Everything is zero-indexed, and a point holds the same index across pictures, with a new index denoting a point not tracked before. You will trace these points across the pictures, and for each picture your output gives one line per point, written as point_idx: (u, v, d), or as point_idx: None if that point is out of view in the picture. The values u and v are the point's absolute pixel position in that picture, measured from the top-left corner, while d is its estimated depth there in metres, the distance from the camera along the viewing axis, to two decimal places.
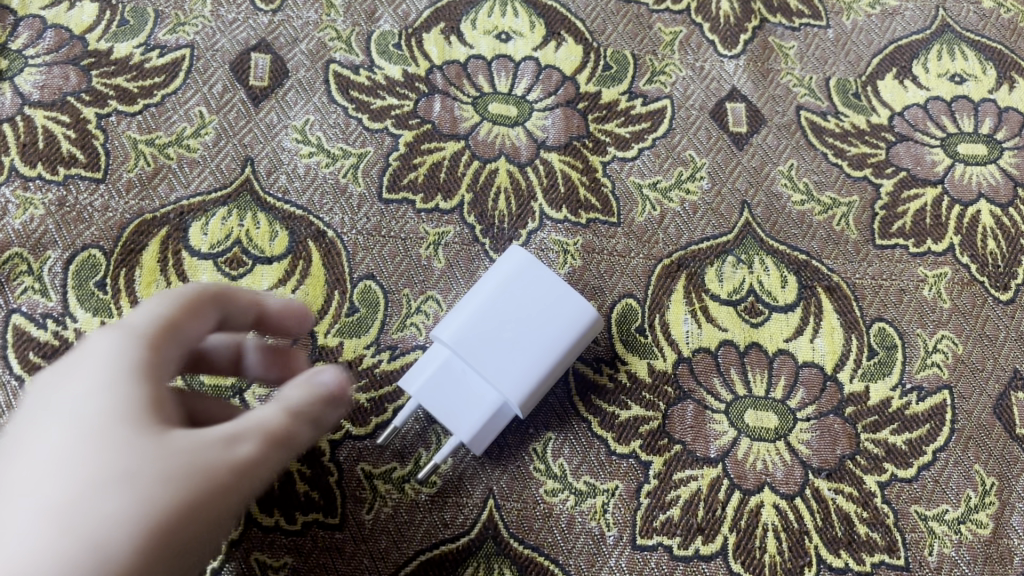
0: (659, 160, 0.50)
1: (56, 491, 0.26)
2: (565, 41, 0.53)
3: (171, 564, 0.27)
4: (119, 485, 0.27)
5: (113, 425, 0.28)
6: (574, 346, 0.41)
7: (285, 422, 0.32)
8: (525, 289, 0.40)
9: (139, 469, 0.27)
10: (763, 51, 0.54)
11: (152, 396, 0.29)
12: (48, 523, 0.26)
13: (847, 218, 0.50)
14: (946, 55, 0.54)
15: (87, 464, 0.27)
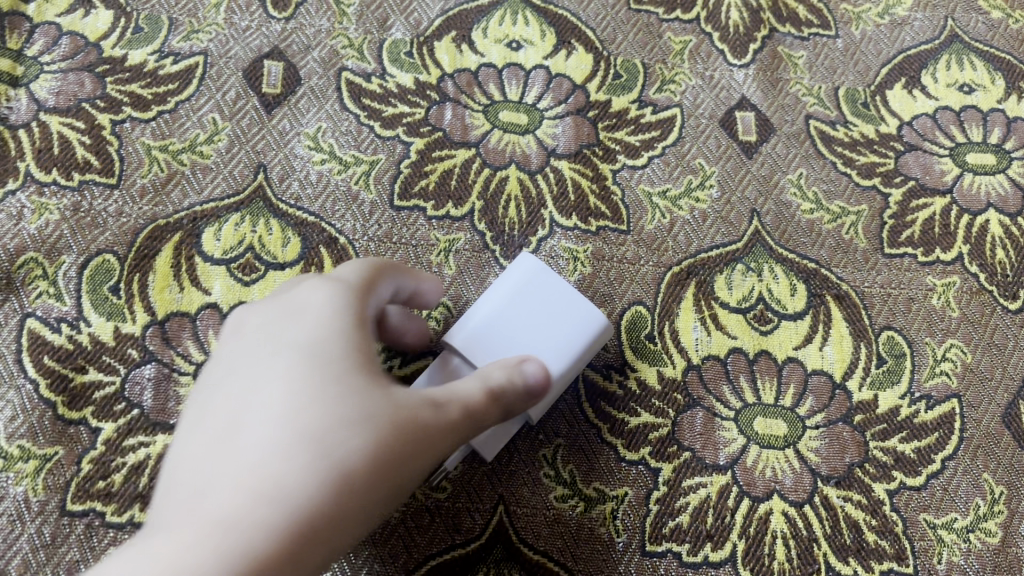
0: (669, 169, 0.51)
1: (303, 412, 0.31)
2: (576, 50, 0.54)
3: (386, 494, 0.32)
4: (356, 428, 0.31)
5: (340, 371, 0.32)
6: (585, 355, 0.41)
7: (489, 395, 0.36)
8: (537, 295, 0.41)
9: (368, 410, 0.32)
10: (772, 61, 0.54)
11: (364, 352, 0.33)
12: (297, 440, 0.30)
13: (856, 227, 0.50)
14: (955, 65, 0.55)
15: (327, 398, 0.31)
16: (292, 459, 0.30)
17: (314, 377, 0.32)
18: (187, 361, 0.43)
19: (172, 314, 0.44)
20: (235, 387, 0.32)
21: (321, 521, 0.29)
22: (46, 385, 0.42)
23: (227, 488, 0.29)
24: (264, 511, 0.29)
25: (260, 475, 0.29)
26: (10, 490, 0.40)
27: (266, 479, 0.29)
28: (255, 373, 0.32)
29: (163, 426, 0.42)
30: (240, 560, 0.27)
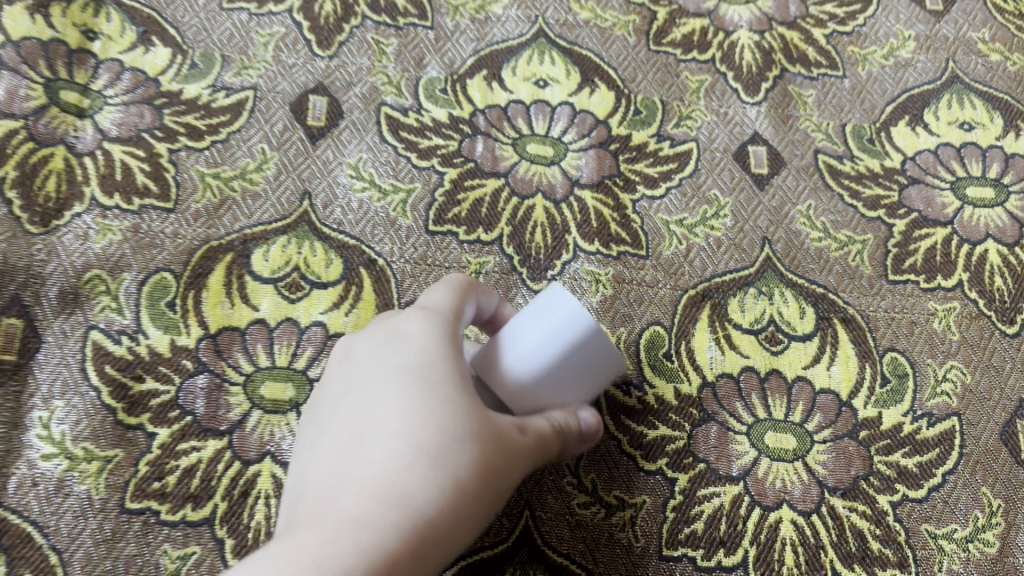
0: (685, 199, 0.54)
1: (419, 425, 0.35)
2: (598, 88, 0.57)
3: (487, 506, 0.36)
4: (465, 443, 0.35)
5: (447, 392, 0.37)
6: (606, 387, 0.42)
7: (557, 429, 0.40)
8: (568, 345, 0.39)
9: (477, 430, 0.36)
10: (783, 99, 0.58)
11: (464, 376, 0.38)
12: (414, 450, 0.35)
13: (862, 255, 0.53)
14: (956, 104, 0.58)
15: (439, 414, 0.35)
16: (410, 472, 0.34)
17: (428, 396, 0.36)
18: (237, 372, 0.47)
19: (224, 329, 0.48)
20: (356, 403, 0.37)
21: (433, 529, 0.34)
22: (108, 392, 0.46)
23: (354, 492, 0.34)
24: (390, 513, 0.33)
25: (382, 482, 0.34)
26: (75, 488, 0.44)
27: (389, 487, 0.34)
28: (372, 393, 0.37)
29: (214, 432, 0.45)
30: (372, 553, 0.32)
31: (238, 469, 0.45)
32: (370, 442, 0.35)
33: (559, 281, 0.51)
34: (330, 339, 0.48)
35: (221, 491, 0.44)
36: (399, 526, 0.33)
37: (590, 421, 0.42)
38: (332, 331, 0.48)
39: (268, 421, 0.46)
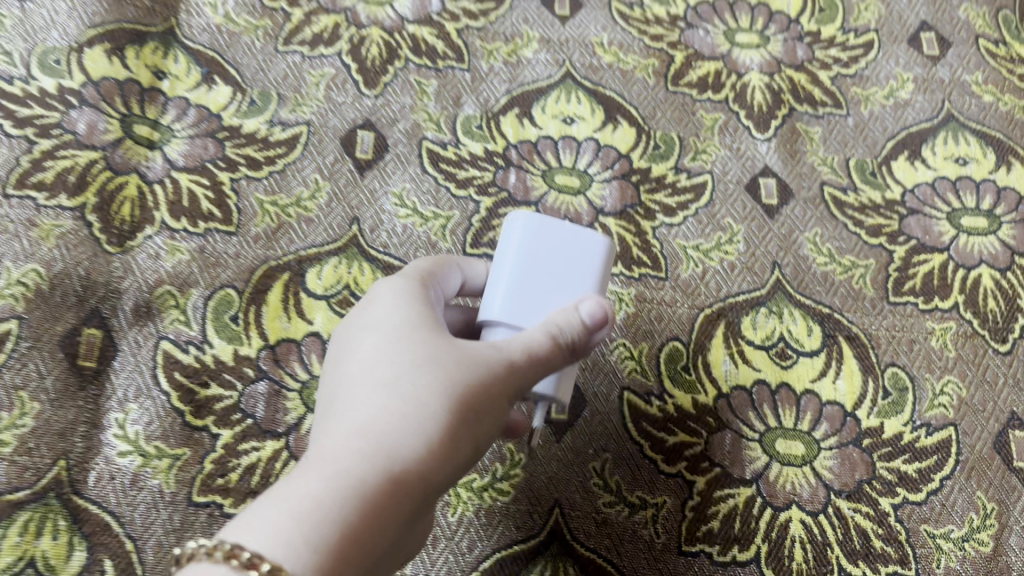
0: (701, 226, 0.59)
1: (382, 364, 0.36)
2: (621, 124, 0.62)
3: (473, 431, 0.36)
4: (429, 367, 0.35)
5: (415, 326, 0.37)
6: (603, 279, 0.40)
7: (558, 337, 0.36)
8: (547, 246, 0.38)
9: (449, 351, 0.36)
10: (791, 135, 0.62)
11: (427, 316, 0.38)
12: (380, 386, 0.35)
13: (865, 278, 0.58)
14: (952, 140, 0.62)
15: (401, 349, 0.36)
16: (375, 405, 0.34)
17: (392, 334, 0.37)
18: (293, 379, 0.51)
19: (282, 340, 0.52)
20: (334, 365, 0.38)
21: (406, 453, 0.33)
22: (176, 396, 0.50)
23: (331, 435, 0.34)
24: (364, 441, 0.33)
25: (353, 420, 0.34)
26: (148, 483, 0.48)
27: (355, 423, 0.34)
28: (343, 355, 0.38)
29: (272, 434, 0.50)
30: (348, 476, 0.32)
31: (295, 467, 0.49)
32: (341, 393, 0.36)
33: None
34: None
35: None
36: (367, 454, 0.33)
37: (592, 308, 0.37)
38: None
39: None
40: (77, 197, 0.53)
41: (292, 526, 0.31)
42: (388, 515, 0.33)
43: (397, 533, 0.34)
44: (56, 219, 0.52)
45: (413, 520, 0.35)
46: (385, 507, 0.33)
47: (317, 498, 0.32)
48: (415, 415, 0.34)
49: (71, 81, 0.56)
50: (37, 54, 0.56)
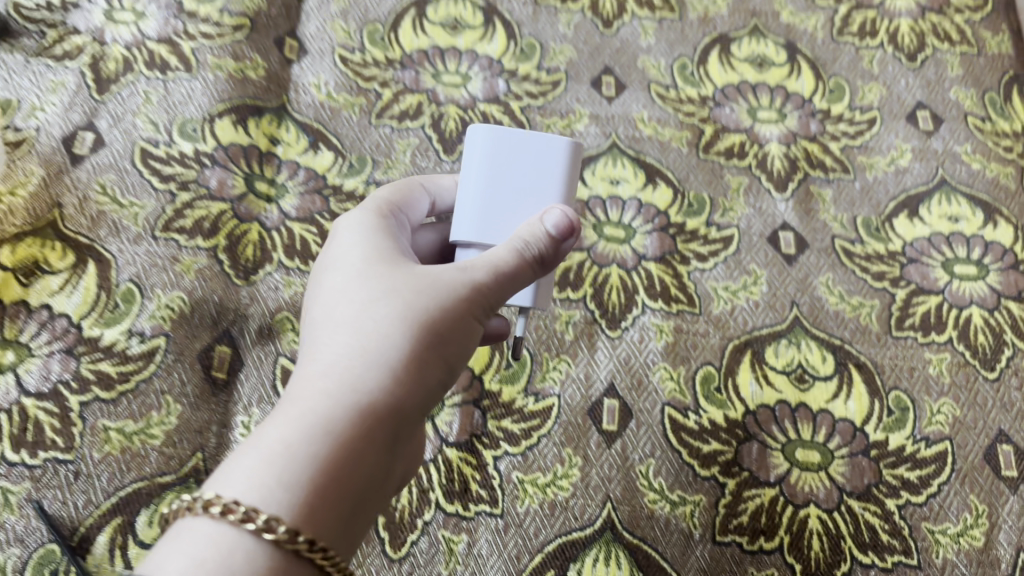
0: (729, 271, 0.69)
1: (343, 305, 0.37)
2: (659, 185, 0.72)
3: (444, 350, 0.37)
4: (388, 300, 0.37)
5: (375, 265, 0.39)
6: (572, 179, 0.44)
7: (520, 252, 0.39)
8: (508, 157, 0.42)
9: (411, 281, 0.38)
10: (806, 196, 0.72)
11: (385, 253, 0.40)
12: (343, 325, 0.36)
13: (871, 315, 0.67)
14: (945, 201, 0.73)
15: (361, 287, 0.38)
16: (340, 343, 0.36)
17: (353, 276, 0.38)
18: None
19: None
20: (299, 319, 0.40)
21: (371, 384, 0.35)
22: None
23: (302, 379, 0.36)
24: (330, 379, 0.35)
25: (319, 362, 0.36)
26: None
27: (321, 365, 0.35)
28: (309, 304, 0.39)
29: None
30: (316, 415, 0.34)
31: None
32: (307, 342, 0.38)
33: (631, 330, 0.66)
34: None
35: None
36: (335, 393, 0.34)
37: (557, 219, 0.40)
38: None
39: None
40: (210, 239, 0.64)
41: (265, 471, 0.32)
42: (362, 449, 0.34)
43: (376, 466, 0.35)
44: (194, 257, 0.63)
45: (394, 455, 0.36)
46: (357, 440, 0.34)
47: (289, 440, 0.33)
48: (379, 347, 0.35)
49: (204, 146, 0.68)
50: (177, 125, 0.68)
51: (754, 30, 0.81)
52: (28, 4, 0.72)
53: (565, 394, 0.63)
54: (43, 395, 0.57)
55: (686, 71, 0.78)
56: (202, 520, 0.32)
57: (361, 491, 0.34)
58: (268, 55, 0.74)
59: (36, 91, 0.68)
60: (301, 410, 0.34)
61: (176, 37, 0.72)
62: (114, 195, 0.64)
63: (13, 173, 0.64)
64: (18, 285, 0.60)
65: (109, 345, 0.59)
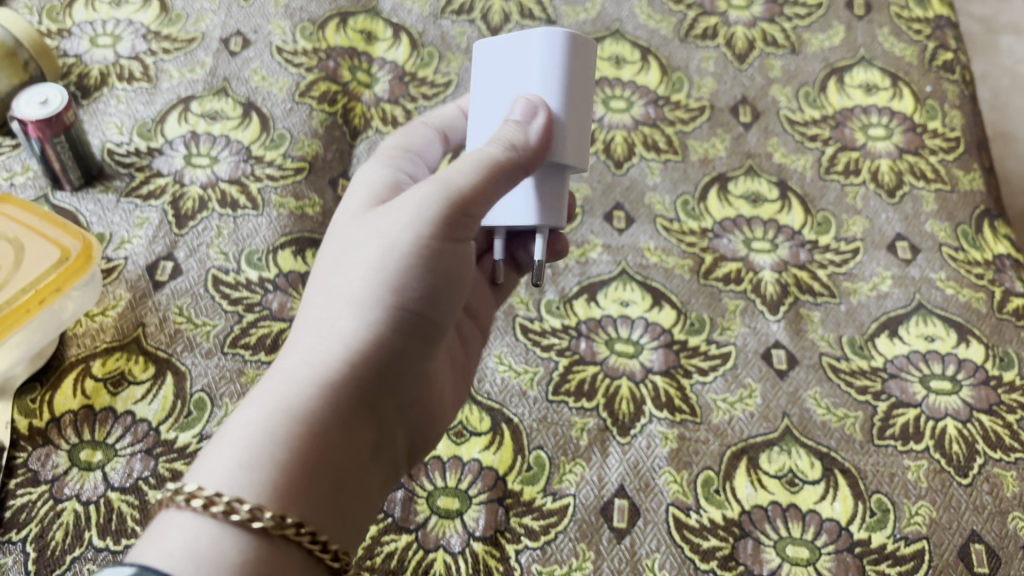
0: (727, 384, 0.77)
1: (321, 299, 0.50)
2: (665, 307, 0.81)
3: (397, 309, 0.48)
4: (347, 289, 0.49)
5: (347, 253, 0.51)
6: (562, 64, 0.51)
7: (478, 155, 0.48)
8: (499, 66, 0.53)
9: (370, 248, 0.49)
10: (796, 317, 0.81)
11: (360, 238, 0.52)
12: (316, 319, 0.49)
13: (855, 425, 0.75)
14: (922, 323, 0.81)
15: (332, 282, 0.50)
16: (311, 336, 0.49)
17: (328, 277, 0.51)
18: (422, 488, 0.69)
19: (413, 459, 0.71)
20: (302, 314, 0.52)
21: (328, 364, 0.47)
22: None
23: (286, 364, 0.48)
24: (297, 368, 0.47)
25: (297, 353, 0.48)
26: None
27: (299, 354, 0.48)
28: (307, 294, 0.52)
29: (406, 529, 0.67)
30: (281, 399, 0.46)
31: (422, 555, 0.66)
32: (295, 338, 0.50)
33: (640, 437, 0.74)
34: (483, 469, 0.71)
35: (411, 569, 0.65)
36: (298, 380, 0.47)
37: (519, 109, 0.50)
38: (485, 464, 0.71)
39: (442, 524, 0.68)
40: (271, 353, 0.73)
41: (236, 456, 0.44)
42: (320, 407, 0.46)
43: (341, 410, 0.47)
44: (257, 369, 0.72)
45: (363, 402, 0.48)
46: (313, 404, 0.46)
47: (254, 422, 0.45)
48: (337, 334, 0.48)
49: (268, 273, 0.78)
50: (245, 254, 0.79)
51: (749, 169, 0.91)
52: (121, 151, 0.85)
53: (580, 494, 0.70)
54: (125, 488, 0.65)
55: (688, 206, 0.88)
56: (187, 514, 0.42)
57: (332, 436, 0.46)
58: (323, 194, 0.85)
59: (126, 226, 0.80)
60: (271, 395, 0.46)
61: (245, 179, 0.83)
62: (189, 315, 0.75)
63: (105, 298, 0.75)
64: (107, 393, 0.70)
65: (182, 446, 0.68)
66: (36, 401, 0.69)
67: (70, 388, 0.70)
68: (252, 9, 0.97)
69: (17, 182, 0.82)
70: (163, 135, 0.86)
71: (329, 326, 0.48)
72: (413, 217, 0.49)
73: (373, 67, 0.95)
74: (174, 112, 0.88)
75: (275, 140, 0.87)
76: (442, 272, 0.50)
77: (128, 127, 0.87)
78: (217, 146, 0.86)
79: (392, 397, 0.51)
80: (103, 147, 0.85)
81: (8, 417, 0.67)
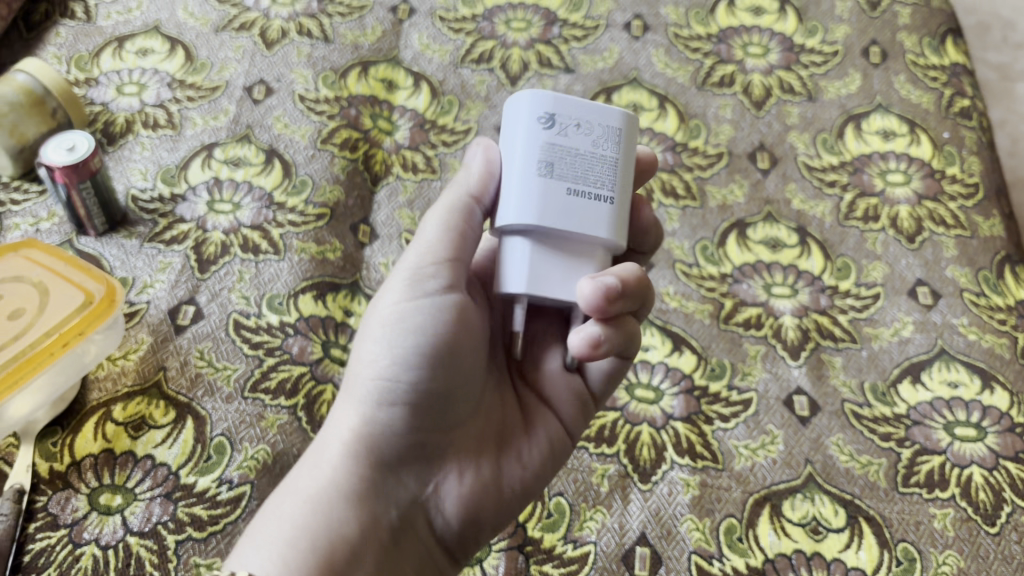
0: (749, 430, 0.76)
1: (338, 411, 0.59)
2: (685, 351, 0.81)
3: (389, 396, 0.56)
4: (352, 395, 0.58)
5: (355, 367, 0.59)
6: (537, 128, 0.54)
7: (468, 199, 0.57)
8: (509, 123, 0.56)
9: (364, 345, 0.59)
10: (818, 362, 0.81)
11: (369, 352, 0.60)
12: (334, 425, 0.58)
13: (879, 472, 0.74)
14: (945, 369, 0.80)
15: (346, 393, 0.59)
16: (329, 439, 0.57)
17: (345, 391, 0.59)
18: None
19: None
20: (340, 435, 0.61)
21: (333, 457, 0.56)
22: None
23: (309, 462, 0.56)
24: (315, 463, 0.56)
25: (317, 453, 0.57)
26: None
27: (317, 453, 0.57)
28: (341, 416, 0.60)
29: None
30: (295, 490, 0.54)
31: None
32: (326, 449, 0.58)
33: (661, 483, 0.73)
34: None
35: None
36: (311, 473, 0.55)
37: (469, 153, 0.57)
38: None
39: None
40: (291, 398, 0.74)
41: (252, 541, 0.52)
42: (326, 482, 0.54)
43: (345, 484, 0.54)
44: (276, 414, 0.72)
45: (368, 479, 0.55)
46: (319, 480, 0.54)
47: (275, 512, 0.53)
48: (344, 433, 0.57)
49: (289, 317, 0.78)
50: (266, 299, 0.79)
51: (767, 216, 0.91)
52: (145, 197, 0.86)
53: (601, 541, 0.70)
54: (144, 533, 0.65)
55: (707, 252, 0.88)
56: None
57: (338, 508, 0.53)
58: (344, 240, 0.85)
59: (148, 271, 0.81)
60: (290, 488, 0.55)
61: (267, 225, 0.84)
62: (210, 359, 0.75)
63: (127, 341, 0.76)
64: (127, 436, 0.70)
65: (202, 490, 0.68)
66: (57, 445, 0.69)
67: (91, 431, 0.70)
68: (275, 57, 0.99)
69: (43, 227, 0.84)
70: (186, 181, 0.87)
71: (339, 421, 0.58)
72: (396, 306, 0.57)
73: (394, 115, 0.96)
74: (197, 158, 0.89)
75: (297, 186, 0.88)
76: (417, 332, 0.56)
77: (153, 173, 0.88)
78: (239, 193, 0.86)
79: (404, 475, 0.57)
80: (127, 193, 0.86)
81: (28, 461, 0.68)
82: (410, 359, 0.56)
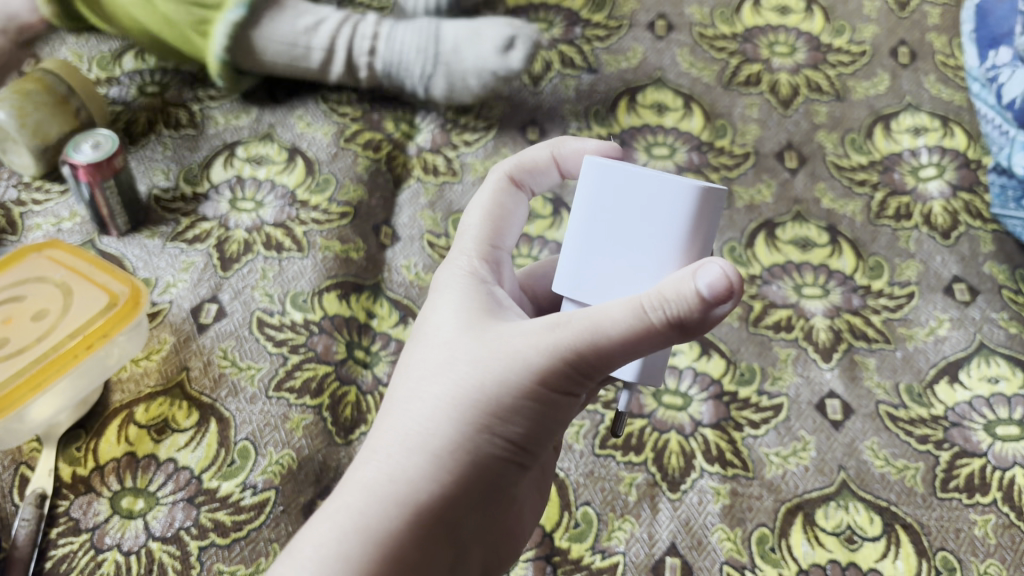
0: (781, 437, 0.75)
1: (416, 423, 0.50)
2: (713, 355, 0.79)
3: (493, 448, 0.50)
4: (442, 421, 0.49)
5: (439, 377, 0.51)
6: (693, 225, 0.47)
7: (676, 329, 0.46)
8: (648, 206, 0.47)
9: (467, 369, 0.50)
10: (851, 364, 0.79)
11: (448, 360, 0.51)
12: (409, 440, 0.50)
13: (916, 477, 0.72)
14: (984, 364, 0.78)
15: (426, 404, 0.50)
16: (401, 458, 0.49)
17: (422, 399, 0.51)
18: None
19: None
20: (380, 416, 0.53)
21: (415, 490, 0.48)
22: None
23: (369, 476, 0.49)
24: (391, 487, 0.49)
25: (388, 470, 0.49)
26: None
27: (387, 472, 0.49)
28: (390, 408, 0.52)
29: None
30: (369, 516, 0.48)
31: None
32: (375, 447, 0.51)
33: (691, 492, 0.72)
34: None
35: None
36: (385, 500, 0.48)
37: (701, 279, 0.44)
38: None
39: None
40: (316, 397, 0.72)
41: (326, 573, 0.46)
42: (403, 523, 0.48)
43: (425, 527, 0.48)
44: (301, 413, 0.71)
45: (450, 523, 0.50)
46: (397, 521, 0.48)
47: (349, 544, 0.47)
48: (427, 463, 0.49)
49: (313, 314, 0.77)
50: (290, 296, 0.78)
51: (797, 215, 0.89)
52: (167, 196, 0.86)
53: (630, 552, 0.68)
54: (167, 538, 0.64)
55: (735, 253, 0.86)
56: None
57: (414, 553, 0.48)
58: (367, 240, 0.84)
59: (171, 270, 0.80)
60: (360, 514, 0.48)
61: (290, 222, 0.84)
62: (234, 358, 0.74)
63: (150, 342, 0.75)
64: (150, 440, 0.69)
65: (225, 495, 0.66)
66: (81, 450, 0.69)
67: (114, 435, 0.70)
68: None
69: (64, 228, 0.83)
70: (208, 180, 0.87)
71: (423, 450, 0.49)
72: (531, 359, 0.48)
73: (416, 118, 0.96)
74: (220, 157, 0.89)
75: (320, 183, 0.87)
76: (540, 403, 0.49)
77: (175, 173, 0.88)
78: (262, 191, 0.86)
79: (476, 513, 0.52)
80: (150, 193, 0.86)
81: (51, 465, 0.67)
82: (526, 425, 0.50)
